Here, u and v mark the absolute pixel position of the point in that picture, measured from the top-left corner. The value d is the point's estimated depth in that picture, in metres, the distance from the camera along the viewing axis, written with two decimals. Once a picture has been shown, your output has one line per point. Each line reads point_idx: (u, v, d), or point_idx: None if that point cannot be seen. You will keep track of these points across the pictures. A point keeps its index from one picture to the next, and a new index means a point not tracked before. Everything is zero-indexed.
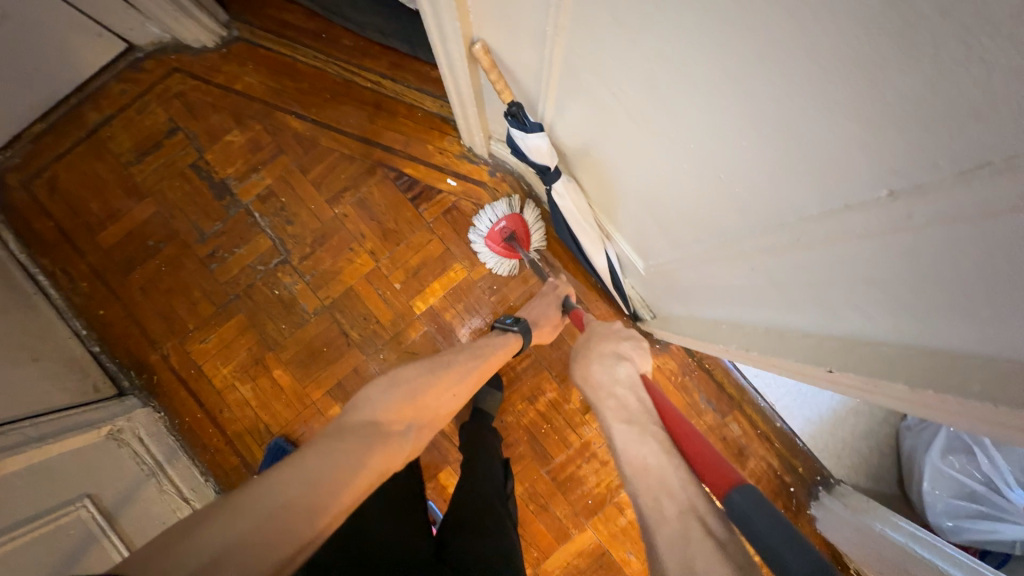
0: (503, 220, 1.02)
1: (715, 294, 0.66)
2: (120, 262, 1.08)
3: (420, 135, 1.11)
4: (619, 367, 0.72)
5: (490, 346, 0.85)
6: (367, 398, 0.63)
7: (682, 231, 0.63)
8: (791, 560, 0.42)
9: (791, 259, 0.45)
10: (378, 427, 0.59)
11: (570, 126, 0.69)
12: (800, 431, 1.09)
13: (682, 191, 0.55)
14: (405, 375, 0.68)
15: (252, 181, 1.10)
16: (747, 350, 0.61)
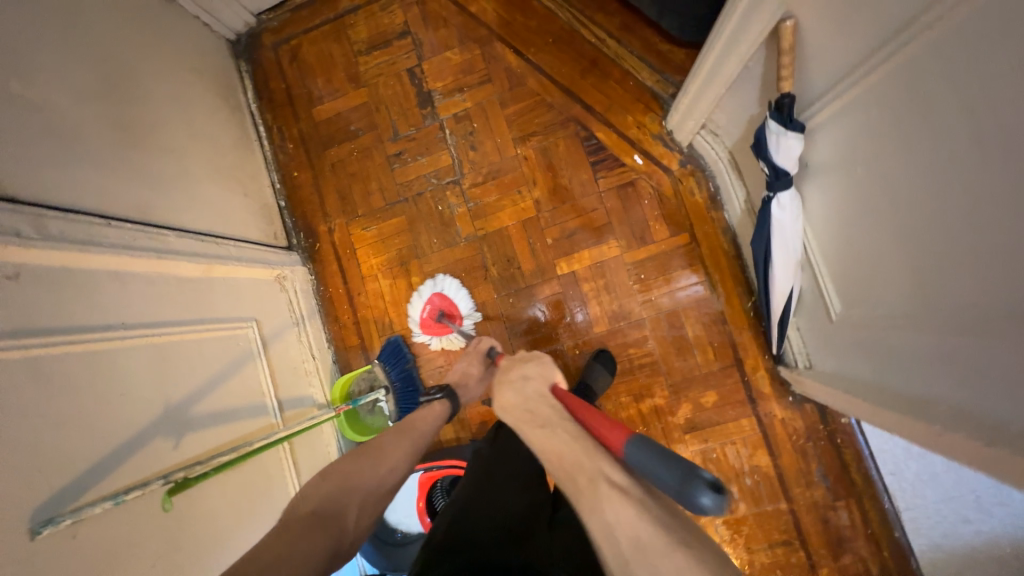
0: (427, 304, 1.09)
1: (938, 369, 0.57)
2: (323, 137, 1.20)
3: (624, 104, 1.09)
4: (529, 384, 0.73)
5: (414, 421, 0.77)
6: (300, 497, 0.61)
7: (927, 287, 0.56)
8: (666, 480, 0.50)
9: None
10: (318, 522, 0.57)
11: (838, 139, 0.63)
12: (919, 553, 0.94)
13: (971, 242, 0.48)
14: (328, 467, 0.65)
15: (454, 100, 1.16)
16: (971, 443, 0.52)
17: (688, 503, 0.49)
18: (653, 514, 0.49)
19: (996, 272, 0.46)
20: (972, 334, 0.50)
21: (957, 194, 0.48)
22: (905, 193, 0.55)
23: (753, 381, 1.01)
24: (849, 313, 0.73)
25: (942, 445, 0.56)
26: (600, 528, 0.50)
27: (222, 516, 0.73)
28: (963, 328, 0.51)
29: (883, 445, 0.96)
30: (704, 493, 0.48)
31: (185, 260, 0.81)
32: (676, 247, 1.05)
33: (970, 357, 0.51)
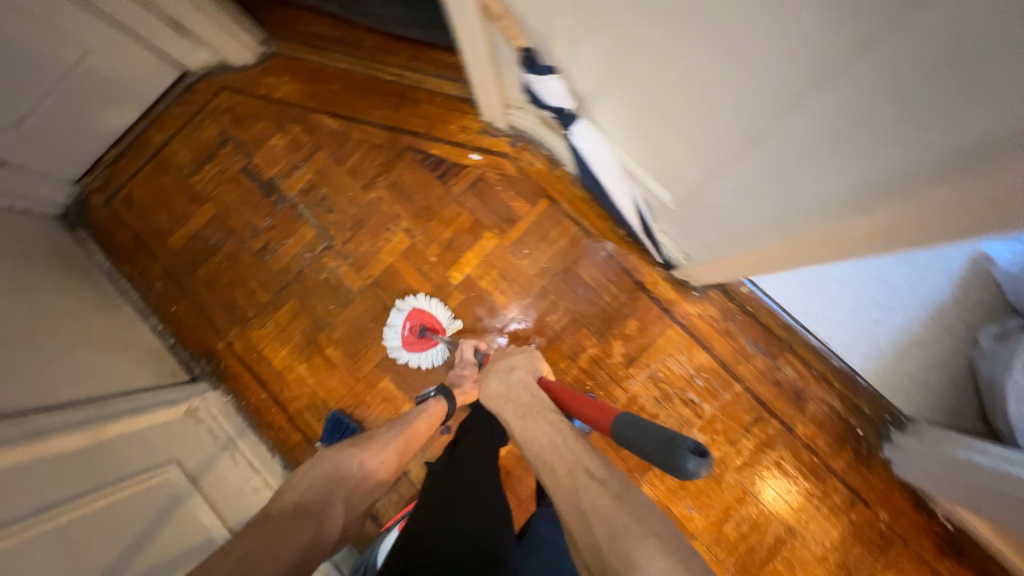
0: (405, 321, 1.10)
1: (753, 201, 0.65)
2: (187, 262, 1.20)
3: (442, 118, 1.18)
4: (514, 373, 0.82)
5: (410, 417, 0.87)
6: (289, 486, 0.75)
7: (704, 144, 0.63)
8: (652, 450, 0.58)
9: (821, 113, 0.44)
10: (297, 509, 0.71)
11: (582, 67, 0.71)
12: (861, 368, 1.04)
13: (699, 95, 0.56)
14: (324, 456, 0.79)
15: (296, 177, 1.20)
16: (815, 235, 0.58)
17: (678, 473, 0.55)
18: (627, 497, 0.57)
19: (726, 107, 0.53)
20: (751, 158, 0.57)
21: (669, 61, 0.55)
22: (644, 81, 0.63)
23: (659, 294, 1.08)
24: (679, 197, 0.81)
25: (804, 250, 0.62)
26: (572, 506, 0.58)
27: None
28: (743, 155, 0.58)
29: (785, 294, 1.05)
30: (689, 460, 0.54)
31: (61, 434, 0.78)
32: (542, 213, 1.13)
33: (761, 174, 0.58)
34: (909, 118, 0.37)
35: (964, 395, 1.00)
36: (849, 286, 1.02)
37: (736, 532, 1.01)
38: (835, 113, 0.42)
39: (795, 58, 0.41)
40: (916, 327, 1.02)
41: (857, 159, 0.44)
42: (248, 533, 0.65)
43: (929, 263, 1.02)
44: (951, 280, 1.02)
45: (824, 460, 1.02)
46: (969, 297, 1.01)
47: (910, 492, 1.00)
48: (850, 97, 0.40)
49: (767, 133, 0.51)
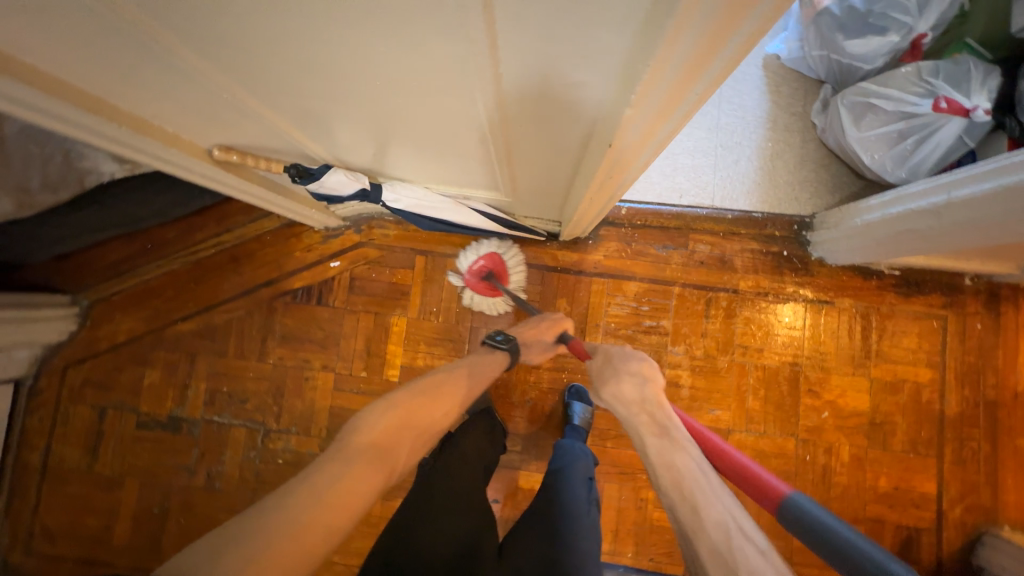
0: (479, 258, 1.06)
1: (555, 168, 0.70)
2: (148, 544, 1.10)
3: (283, 251, 1.14)
4: (645, 385, 0.71)
5: (476, 366, 0.83)
6: (363, 425, 0.65)
7: (481, 144, 0.66)
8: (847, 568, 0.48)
9: (527, 92, 0.48)
10: (376, 450, 0.61)
11: (351, 151, 0.74)
12: (752, 206, 1.10)
13: (447, 120, 0.59)
14: (403, 395, 0.72)
15: (192, 396, 1.13)
16: (607, 187, 0.63)
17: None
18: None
19: (470, 118, 0.57)
20: (521, 141, 0.62)
21: (395, 104, 0.57)
22: (395, 128, 0.64)
23: (564, 263, 1.11)
24: (510, 191, 0.85)
25: (613, 197, 0.68)
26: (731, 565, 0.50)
27: None
28: (511, 136, 0.61)
29: (656, 191, 1.11)
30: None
31: None
32: (425, 269, 1.12)
33: (535, 142, 0.61)
34: (572, 72, 0.42)
35: (836, 171, 1.08)
36: (695, 150, 1.11)
37: (757, 401, 1.06)
38: (518, 76, 0.45)
39: (457, 58, 0.44)
40: (767, 146, 1.10)
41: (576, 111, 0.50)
42: (338, 470, 0.55)
43: (739, 91, 1.12)
44: (762, 92, 1.11)
45: (777, 294, 1.09)
46: (785, 95, 1.11)
47: (853, 270, 1.08)
48: (528, 75, 0.45)
49: (513, 119, 0.56)
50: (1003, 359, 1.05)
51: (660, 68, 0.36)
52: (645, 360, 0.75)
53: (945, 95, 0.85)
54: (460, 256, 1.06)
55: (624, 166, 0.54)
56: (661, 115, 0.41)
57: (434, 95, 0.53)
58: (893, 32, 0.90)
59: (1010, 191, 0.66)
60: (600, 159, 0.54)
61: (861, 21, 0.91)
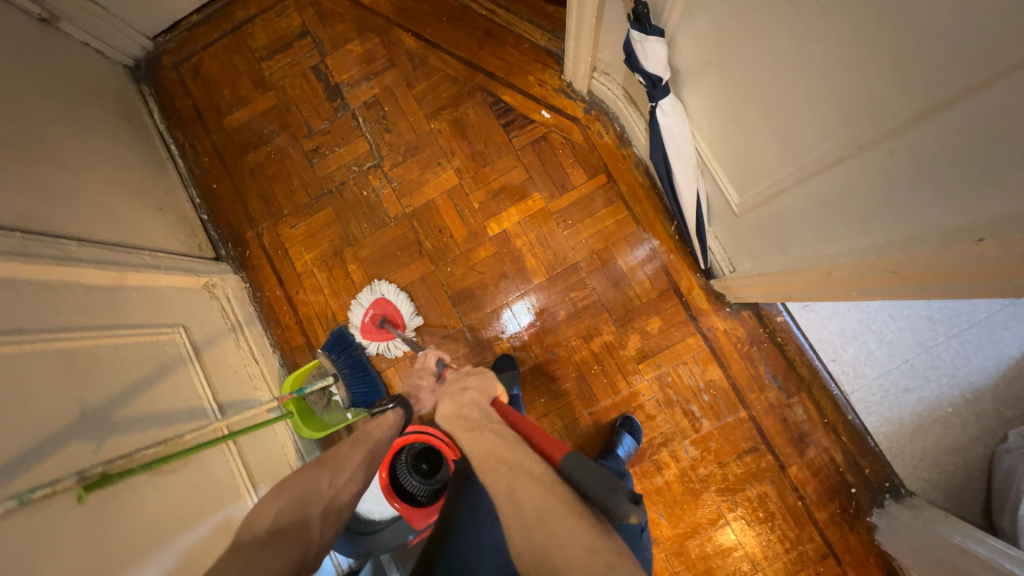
0: (370, 308, 1.08)
1: (825, 227, 0.64)
2: (237, 144, 1.19)
3: (524, 66, 1.13)
4: (466, 393, 0.66)
5: (367, 431, 0.72)
6: (251, 517, 0.61)
7: (799, 143, 0.60)
8: (592, 486, 0.51)
9: (931, 141, 0.43)
10: (265, 538, 0.57)
11: (694, 39, 0.69)
12: (874, 430, 0.99)
13: (811, 97, 0.54)
14: (298, 475, 0.65)
15: (362, 89, 1.18)
16: (881, 276, 0.57)
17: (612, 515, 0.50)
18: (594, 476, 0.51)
19: (836, 113, 0.52)
20: (840, 177, 0.56)
21: (810, 45, 0.50)
22: (763, 66, 0.59)
23: (691, 300, 1.05)
24: (745, 200, 0.78)
25: (869, 289, 0.60)
26: (508, 506, 0.50)
27: (211, 458, 0.82)
28: (840, 163, 0.55)
29: (820, 334, 1.01)
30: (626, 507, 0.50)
31: (73, 309, 0.74)
32: (596, 188, 1.09)
33: (868, 187, 0.53)
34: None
35: (972, 488, 0.95)
36: (889, 345, 0.99)
37: (698, 550, 1.00)
38: (986, 119, 0.38)
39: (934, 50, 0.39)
40: (946, 407, 0.97)
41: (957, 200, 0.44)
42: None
43: (980, 346, 0.97)
44: (997, 367, 0.97)
45: (808, 506, 1.00)
46: (1012, 390, 0.96)
47: (885, 563, 0.98)
48: (969, 123, 0.39)
49: (868, 157, 0.51)
50: None
51: None
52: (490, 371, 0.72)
53: None
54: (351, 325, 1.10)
55: (956, 270, 0.47)
56: None
57: (841, 67, 0.48)
58: None
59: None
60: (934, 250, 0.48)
61: None
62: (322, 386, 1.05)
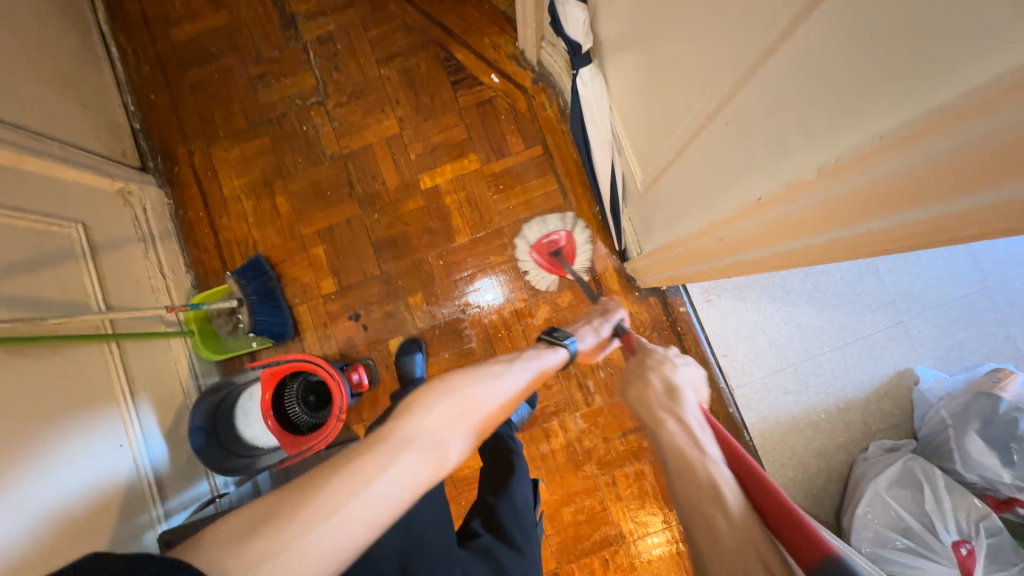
0: (563, 237, 1.07)
1: (693, 202, 0.67)
2: (181, 58, 1.17)
3: (481, 27, 1.14)
4: (650, 381, 0.67)
5: (543, 359, 0.74)
6: (416, 412, 0.56)
7: (681, 114, 0.63)
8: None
9: (753, 105, 0.46)
10: (427, 439, 0.53)
11: (607, 8, 0.71)
12: (751, 426, 1.04)
13: (687, 65, 0.57)
14: (469, 384, 0.62)
15: (317, 23, 1.16)
16: (729, 245, 0.60)
17: None
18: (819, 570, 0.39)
19: (701, 81, 0.55)
20: (702, 149, 0.59)
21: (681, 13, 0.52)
22: (655, 34, 0.61)
23: (603, 280, 1.08)
24: (646, 177, 0.81)
25: (731, 257, 0.64)
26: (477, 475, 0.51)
27: (89, 356, 0.82)
28: (702, 134, 0.58)
29: (717, 329, 1.05)
30: None
31: None
32: (531, 158, 1.11)
33: (714, 159, 0.57)
34: (815, 113, 0.38)
35: (829, 489, 1.02)
36: (777, 347, 1.05)
37: (571, 517, 1.04)
38: (783, 78, 0.40)
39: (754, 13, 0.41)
40: (818, 413, 1.03)
41: (768, 164, 0.47)
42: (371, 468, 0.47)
43: (859, 361, 1.04)
44: (870, 382, 1.03)
45: None
46: (880, 405, 1.03)
47: None
48: (777, 82, 0.41)
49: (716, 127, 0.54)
50: None
51: (881, 157, 0.32)
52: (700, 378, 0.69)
53: (973, 546, 0.79)
54: (520, 239, 1.09)
55: (776, 231, 0.50)
56: (854, 206, 0.38)
57: (703, 32, 0.50)
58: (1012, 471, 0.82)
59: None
60: (755, 217, 0.51)
61: (1003, 435, 0.83)
62: (225, 309, 1.05)
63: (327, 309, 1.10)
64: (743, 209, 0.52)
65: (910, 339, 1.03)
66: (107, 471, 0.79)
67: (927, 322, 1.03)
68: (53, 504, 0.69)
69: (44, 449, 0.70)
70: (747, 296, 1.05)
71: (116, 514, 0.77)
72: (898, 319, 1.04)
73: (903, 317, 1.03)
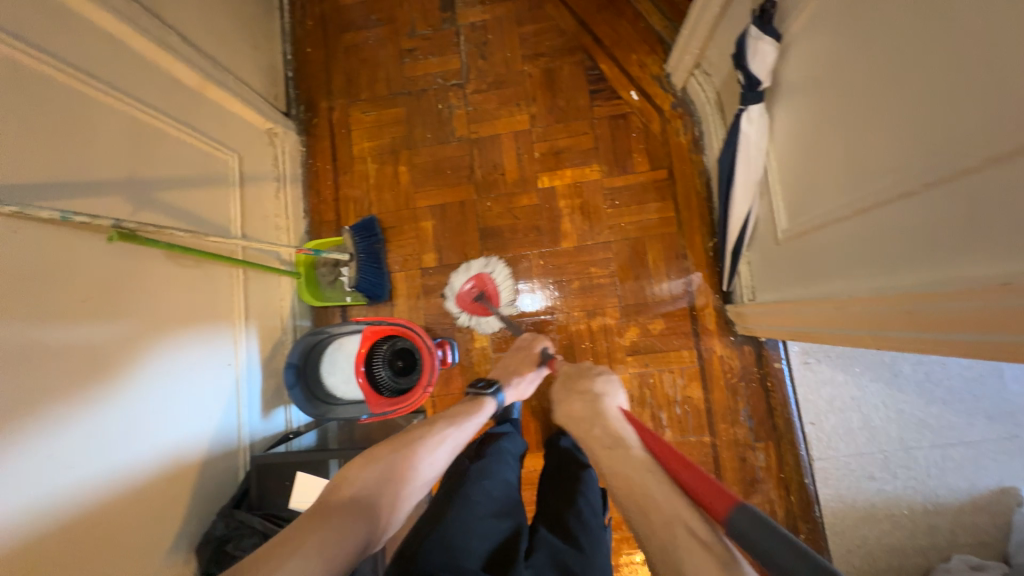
0: (468, 281, 1.10)
1: (854, 268, 0.64)
2: (343, 20, 1.24)
3: (631, 43, 1.14)
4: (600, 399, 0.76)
5: (466, 411, 0.83)
6: (346, 480, 0.67)
7: (863, 178, 0.61)
8: (773, 558, 0.37)
9: (985, 192, 0.43)
10: (355, 502, 0.63)
11: (801, 54, 0.69)
12: (824, 502, 0.99)
13: (889, 132, 0.55)
14: (388, 454, 0.71)
15: (474, 10, 1.20)
16: (886, 323, 0.58)
17: None
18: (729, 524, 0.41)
19: (904, 153, 0.53)
20: (885, 218, 0.57)
21: (906, 78, 0.51)
22: (854, 93, 0.59)
23: (701, 316, 1.06)
24: (792, 228, 0.79)
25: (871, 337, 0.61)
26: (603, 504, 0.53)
27: (220, 276, 0.88)
28: (889, 204, 0.56)
29: (810, 395, 1.00)
30: None
31: (155, 91, 0.79)
32: (652, 181, 1.10)
33: (902, 229, 0.54)
34: None
35: None
36: (872, 430, 0.99)
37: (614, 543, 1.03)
38: None
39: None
40: (901, 508, 0.97)
41: (989, 254, 0.44)
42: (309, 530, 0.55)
43: (960, 466, 0.96)
44: (966, 491, 0.96)
45: None
46: (972, 518, 0.96)
47: None
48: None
49: (916, 201, 0.51)
50: None
51: None
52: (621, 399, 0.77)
53: None
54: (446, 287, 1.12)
55: (954, 323, 0.48)
56: None
57: (927, 104, 0.49)
58: None
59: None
60: (942, 304, 0.49)
61: None
62: (332, 261, 1.10)
63: (423, 283, 1.13)
64: (932, 293, 0.50)
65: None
66: (213, 384, 0.84)
67: None
68: (164, 407, 0.74)
69: (167, 355, 0.75)
70: (851, 369, 1.00)
71: (212, 426, 0.82)
72: (1013, 433, 0.96)
73: (1020, 432, 0.96)
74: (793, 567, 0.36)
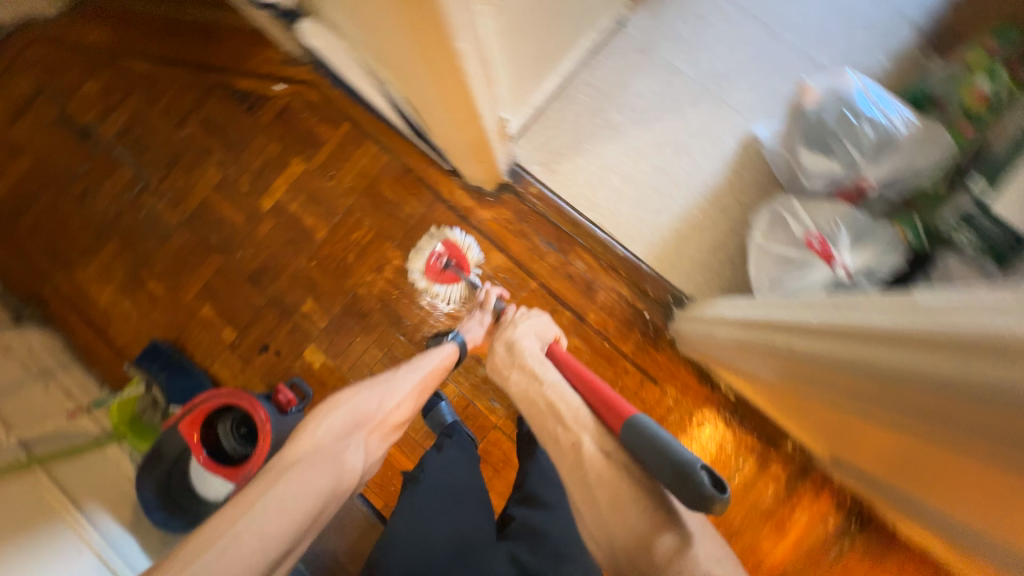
0: (439, 249, 1.10)
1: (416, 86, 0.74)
2: (11, 211, 1.22)
3: (248, 51, 1.20)
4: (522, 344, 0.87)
5: (428, 367, 0.88)
6: (308, 428, 0.76)
7: (353, 22, 0.70)
8: (661, 472, 0.59)
9: None
10: (324, 449, 0.73)
11: None
12: (644, 256, 1.08)
13: None
14: (330, 403, 0.81)
15: (111, 121, 1.22)
16: (450, 93, 0.67)
17: (691, 500, 0.55)
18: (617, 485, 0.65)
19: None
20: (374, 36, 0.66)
21: None
22: None
23: (457, 203, 1.12)
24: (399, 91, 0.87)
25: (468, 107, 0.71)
26: None
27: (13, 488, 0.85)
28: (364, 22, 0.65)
29: (571, 191, 1.10)
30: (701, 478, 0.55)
31: None
32: (343, 137, 1.16)
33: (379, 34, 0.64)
34: None
35: (736, 273, 1.04)
36: (630, 179, 1.09)
37: None
38: None
39: None
40: (694, 213, 1.07)
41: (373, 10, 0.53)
42: (264, 487, 0.67)
43: (704, 152, 1.08)
44: (724, 164, 1.07)
45: (614, 343, 1.08)
46: (741, 179, 1.06)
47: (693, 366, 1.07)
48: None
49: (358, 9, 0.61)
50: (764, 532, 1.05)
51: None
52: (544, 320, 0.94)
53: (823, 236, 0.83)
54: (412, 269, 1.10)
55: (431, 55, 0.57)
56: None
57: None
58: (839, 160, 0.85)
59: (952, 342, 0.40)
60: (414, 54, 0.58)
61: (818, 134, 0.86)
62: (147, 401, 1.09)
63: (238, 355, 1.14)
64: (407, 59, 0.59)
65: (735, 110, 1.08)
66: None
67: (743, 88, 1.08)
68: None
69: (6, 574, 0.71)
70: (582, 149, 1.10)
71: None
72: (717, 99, 1.08)
73: (720, 96, 1.08)
74: (666, 473, 0.58)
